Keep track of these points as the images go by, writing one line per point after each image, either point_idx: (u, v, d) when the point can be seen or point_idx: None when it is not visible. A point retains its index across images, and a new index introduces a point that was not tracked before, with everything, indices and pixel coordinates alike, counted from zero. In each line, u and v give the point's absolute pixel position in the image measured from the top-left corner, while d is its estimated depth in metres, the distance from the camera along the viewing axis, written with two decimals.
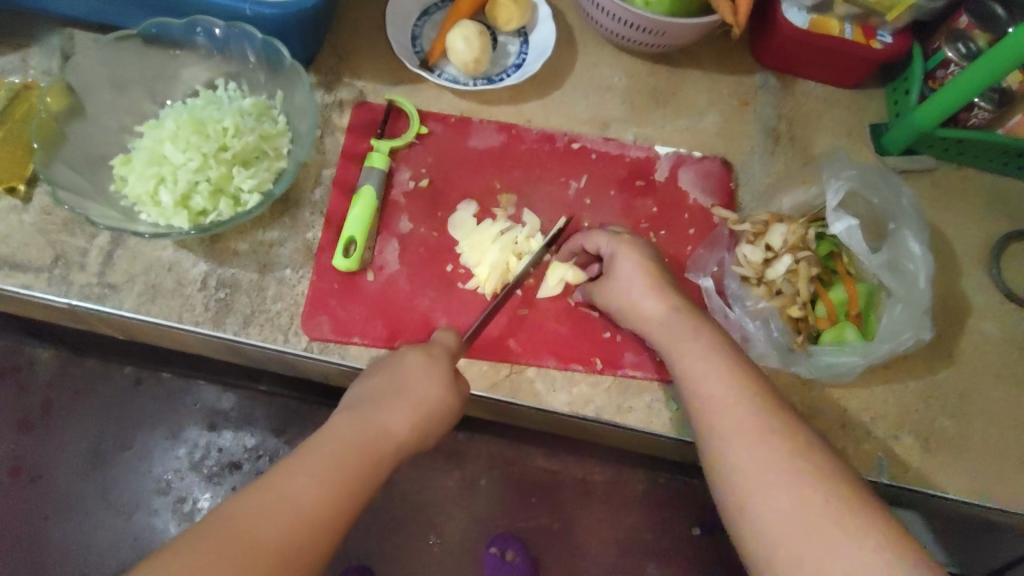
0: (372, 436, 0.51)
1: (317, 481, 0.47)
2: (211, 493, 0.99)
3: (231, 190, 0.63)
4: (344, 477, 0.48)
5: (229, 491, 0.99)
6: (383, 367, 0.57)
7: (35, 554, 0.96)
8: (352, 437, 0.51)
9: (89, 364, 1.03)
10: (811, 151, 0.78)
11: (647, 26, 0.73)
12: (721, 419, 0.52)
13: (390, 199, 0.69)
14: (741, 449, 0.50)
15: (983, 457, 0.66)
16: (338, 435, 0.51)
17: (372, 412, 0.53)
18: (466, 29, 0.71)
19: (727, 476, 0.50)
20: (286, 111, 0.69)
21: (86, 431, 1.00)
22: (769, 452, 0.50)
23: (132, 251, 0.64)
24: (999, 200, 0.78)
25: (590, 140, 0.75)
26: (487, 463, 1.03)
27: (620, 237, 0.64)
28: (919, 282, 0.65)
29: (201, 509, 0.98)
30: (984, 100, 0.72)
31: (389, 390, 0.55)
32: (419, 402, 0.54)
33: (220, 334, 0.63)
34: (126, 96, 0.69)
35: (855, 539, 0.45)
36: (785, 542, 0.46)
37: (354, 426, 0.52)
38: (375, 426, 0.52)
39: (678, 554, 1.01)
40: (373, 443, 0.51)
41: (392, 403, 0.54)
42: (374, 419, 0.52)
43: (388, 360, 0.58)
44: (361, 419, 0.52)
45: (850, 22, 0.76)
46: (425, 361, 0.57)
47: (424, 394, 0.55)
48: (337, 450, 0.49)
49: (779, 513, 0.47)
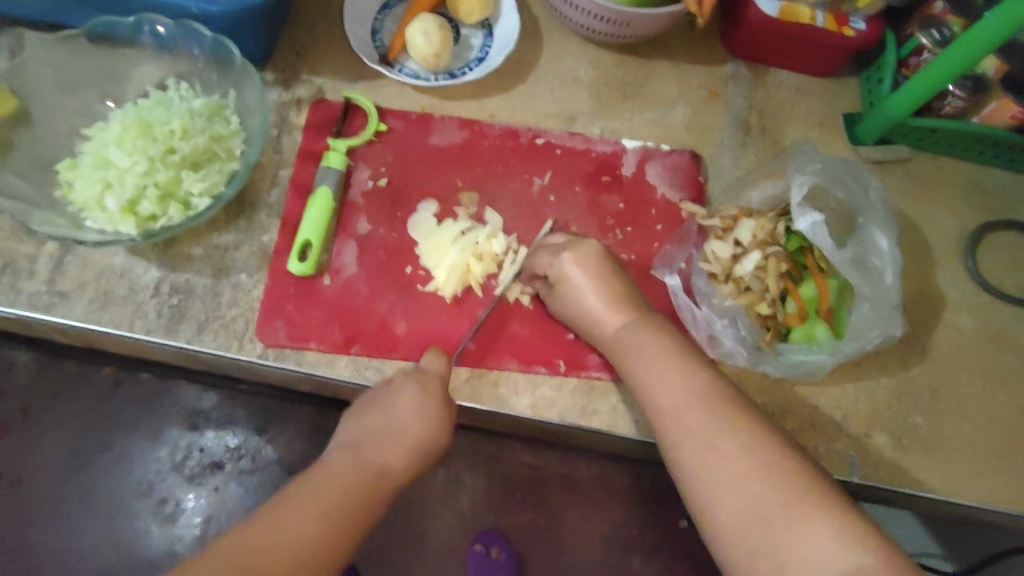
0: (370, 474, 0.51)
1: (314, 513, 0.47)
2: (195, 494, 0.84)
3: (181, 194, 0.61)
4: (340, 509, 0.48)
5: (213, 493, 0.84)
6: (374, 405, 0.56)
7: (19, 558, 0.83)
8: (349, 473, 0.51)
9: (69, 365, 0.85)
10: (782, 143, 0.76)
11: (612, 17, 0.71)
12: (697, 435, 0.50)
13: (348, 200, 0.68)
14: (715, 463, 0.48)
15: (955, 452, 0.65)
16: (332, 471, 0.51)
17: (367, 454, 0.53)
18: (425, 23, 0.69)
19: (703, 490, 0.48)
20: (238, 110, 0.67)
21: (64, 432, 0.84)
22: (741, 460, 0.48)
23: (82, 257, 0.63)
24: (974, 191, 0.77)
25: (555, 136, 0.73)
26: (471, 459, 0.88)
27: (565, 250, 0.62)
28: (885, 278, 0.64)
29: (186, 510, 0.84)
30: (958, 87, 0.70)
31: (381, 426, 0.54)
32: (415, 441, 0.54)
33: (173, 343, 0.61)
34: (74, 97, 0.67)
35: (815, 534, 0.44)
36: (761, 550, 0.45)
37: (351, 463, 0.52)
38: (374, 466, 0.52)
39: (669, 549, 0.88)
40: (368, 477, 0.51)
41: (388, 444, 0.54)
42: (371, 460, 0.52)
43: (381, 394, 0.57)
44: (357, 459, 0.52)
45: (822, 9, 0.74)
46: (420, 393, 0.56)
47: (418, 431, 0.54)
48: (333, 485, 0.49)
49: (740, 516, 0.46)
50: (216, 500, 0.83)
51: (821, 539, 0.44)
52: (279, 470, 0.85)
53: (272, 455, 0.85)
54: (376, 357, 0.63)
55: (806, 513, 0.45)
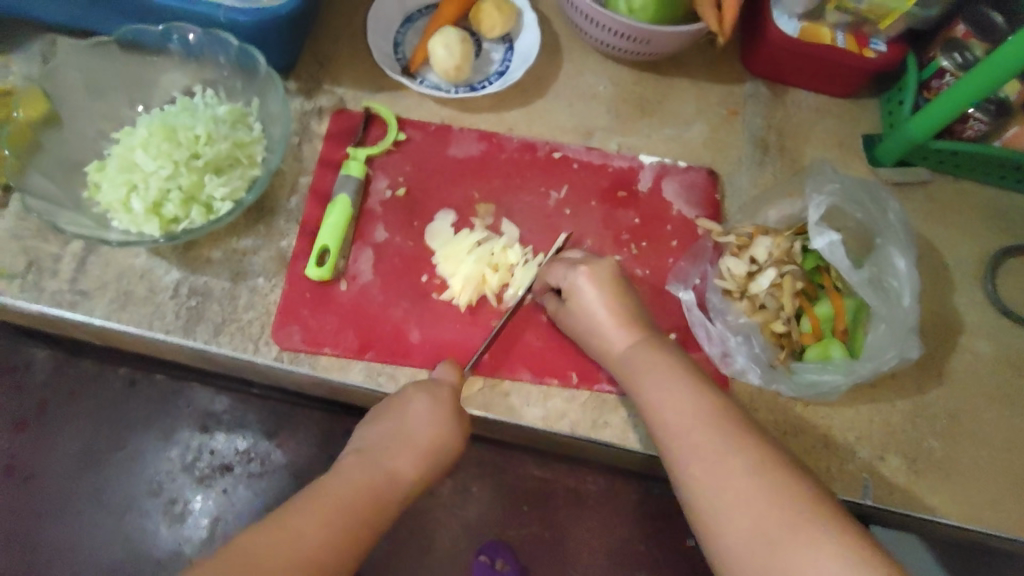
0: (380, 483, 0.52)
1: (322, 521, 0.48)
2: (203, 495, 0.84)
3: (203, 198, 0.63)
4: (346, 515, 0.49)
5: (221, 495, 0.84)
6: (389, 411, 0.57)
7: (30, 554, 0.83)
8: (363, 482, 0.51)
9: (87, 364, 0.87)
10: (800, 162, 0.76)
11: (633, 34, 0.71)
12: (704, 451, 0.50)
13: (366, 208, 0.69)
14: (718, 480, 0.48)
15: (971, 479, 0.64)
16: (344, 478, 0.52)
17: (380, 460, 0.54)
18: (447, 37, 0.70)
19: (708, 503, 0.48)
20: (262, 118, 0.69)
21: (80, 431, 0.85)
22: (749, 477, 0.48)
23: (105, 258, 0.64)
24: (994, 214, 0.76)
25: (572, 150, 0.74)
26: (479, 470, 0.88)
27: (578, 266, 0.62)
28: (902, 301, 0.63)
29: (194, 511, 0.84)
30: (980, 111, 0.70)
31: (394, 432, 0.55)
32: (426, 448, 0.55)
33: (190, 343, 0.62)
34: (104, 102, 0.69)
35: (817, 551, 0.44)
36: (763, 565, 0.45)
37: (363, 471, 0.52)
38: (384, 474, 0.53)
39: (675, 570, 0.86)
40: (380, 488, 0.52)
41: (399, 451, 0.54)
42: (383, 466, 0.53)
43: (395, 400, 0.57)
44: (368, 466, 0.53)
45: (843, 31, 0.75)
46: (432, 403, 0.56)
47: (430, 438, 0.55)
48: (341, 493, 0.50)
49: (745, 532, 0.46)
50: (224, 501, 0.84)
51: (829, 561, 0.44)
52: (287, 475, 0.86)
53: (281, 458, 0.86)
54: (389, 364, 0.63)
55: (814, 535, 0.45)
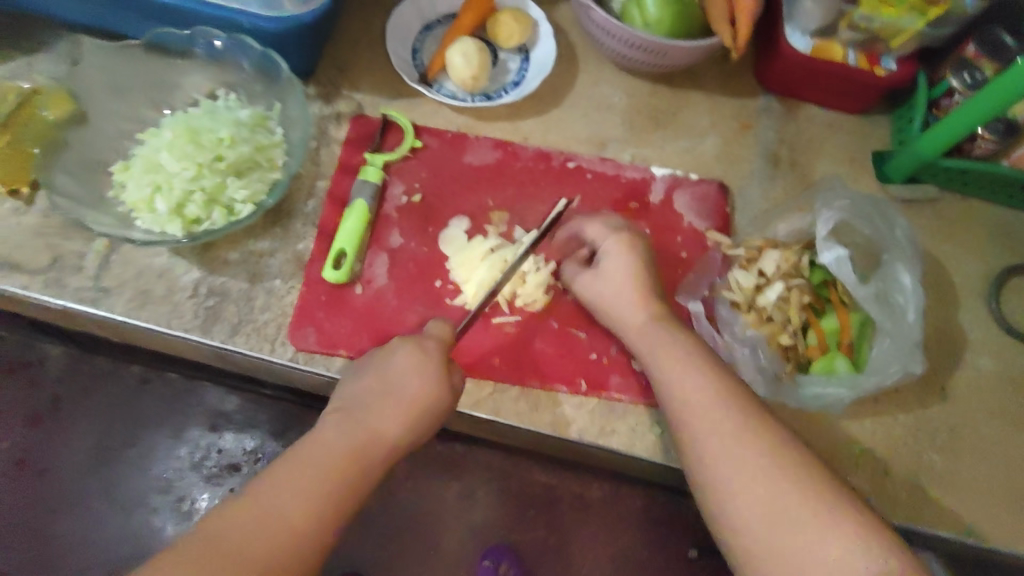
0: (363, 440, 0.53)
1: (303, 487, 0.49)
2: (210, 494, 0.86)
3: (225, 199, 0.64)
4: (327, 478, 0.50)
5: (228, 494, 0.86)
6: (372, 366, 0.58)
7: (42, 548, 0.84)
8: (346, 443, 0.52)
9: (100, 360, 0.87)
10: (811, 177, 0.77)
11: (648, 48, 0.73)
12: (713, 445, 0.52)
13: (382, 214, 0.70)
14: (726, 472, 0.50)
15: (972, 494, 0.65)
16: (326, 438, 0.53)
17: (361, 417, 0.54)
18: (465, 46, 0.71)
19: (719, 493, 0.51)
20: (282, 122, 0.70)
21: (92, 427, 0.86)
22: (757, 468, 0.50)
23: (126, 257, 0.65)
24: (1000, 232, 0.77)
25: (586, 160, 0.75)
26: (486, 474, 0.89)
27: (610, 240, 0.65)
28: (908, 316, 0.64)
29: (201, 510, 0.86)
30: (988, 130, 0.71)
31: (378, 389, 0.56)
32: (410, 403, 0.55)
33: (207, 342, 0.63)
34: (127, 103, 0.70)
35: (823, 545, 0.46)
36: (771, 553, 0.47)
37: (346, 429, 0.53)
38: (367, 432, 0.54)
39: None
40: (363, 448, 0.53)
41: (382, 406, 0.55)
42: (367, 424, 0.54)
43: (379, 356, 0.58)
44: (349, 424, 0.54)
45: (854, 49, 0.75)
46: (416, 359, 0.57)
47: (414, 394, 0.55)
48: (323, 455, 0.51)
49: (755, 521, 0.49)
50: None
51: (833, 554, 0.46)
52: None
53: None
54: None
55: (819, 533, 0.47)
